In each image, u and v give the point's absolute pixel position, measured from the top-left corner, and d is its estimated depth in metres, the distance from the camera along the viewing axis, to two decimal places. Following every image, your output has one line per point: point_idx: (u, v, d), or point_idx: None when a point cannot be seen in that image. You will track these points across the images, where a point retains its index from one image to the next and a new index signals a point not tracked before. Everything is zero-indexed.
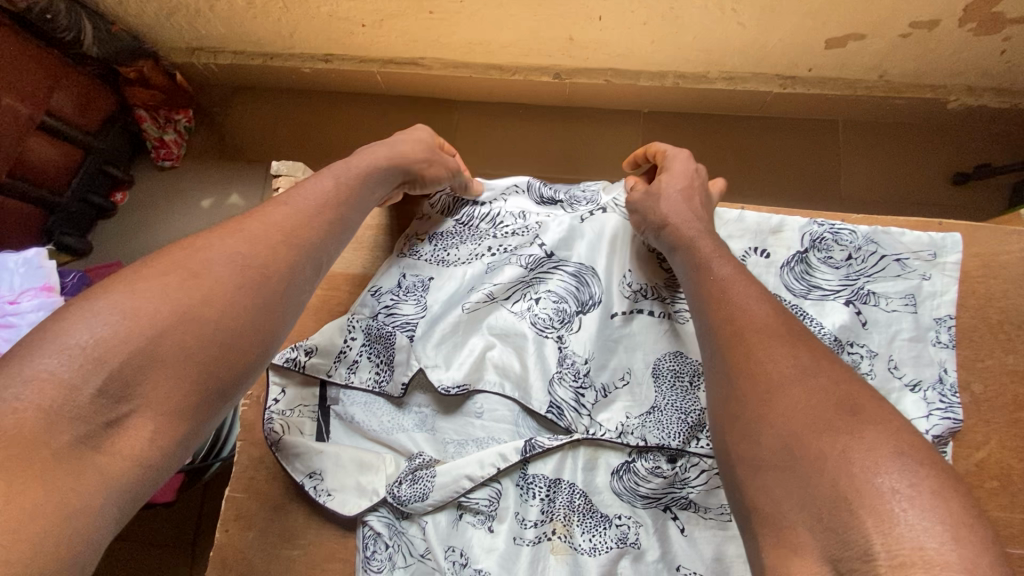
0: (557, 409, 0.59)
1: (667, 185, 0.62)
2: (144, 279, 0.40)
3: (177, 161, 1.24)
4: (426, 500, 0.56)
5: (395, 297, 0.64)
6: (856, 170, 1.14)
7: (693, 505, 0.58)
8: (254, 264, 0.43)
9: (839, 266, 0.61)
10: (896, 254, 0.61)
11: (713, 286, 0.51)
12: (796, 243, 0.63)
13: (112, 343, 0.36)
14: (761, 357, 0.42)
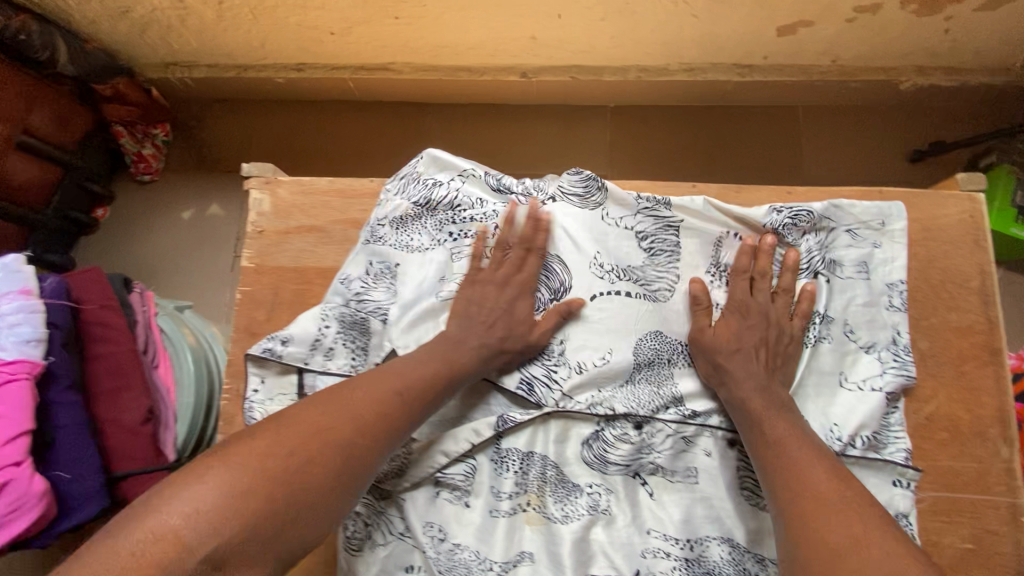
0: (528, 384, 0.61)
1: (725, 343, 0.58)
2: (252, 448, 0.45)
3: (156, 174, 1.26)
4: (405, 477, 0.59)
5: (364, 284, 0.63)
6: (817, 151, 1.18)
7: (661, 470, 0.60)
8: (344, 440, 0.48)
9: (803, 237, 0.63)
10: (847, 227, 0.63)
11: (770, 450, 0.52)
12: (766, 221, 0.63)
13: (222, 511, 0.41)
14: (822, 527, 0.45)
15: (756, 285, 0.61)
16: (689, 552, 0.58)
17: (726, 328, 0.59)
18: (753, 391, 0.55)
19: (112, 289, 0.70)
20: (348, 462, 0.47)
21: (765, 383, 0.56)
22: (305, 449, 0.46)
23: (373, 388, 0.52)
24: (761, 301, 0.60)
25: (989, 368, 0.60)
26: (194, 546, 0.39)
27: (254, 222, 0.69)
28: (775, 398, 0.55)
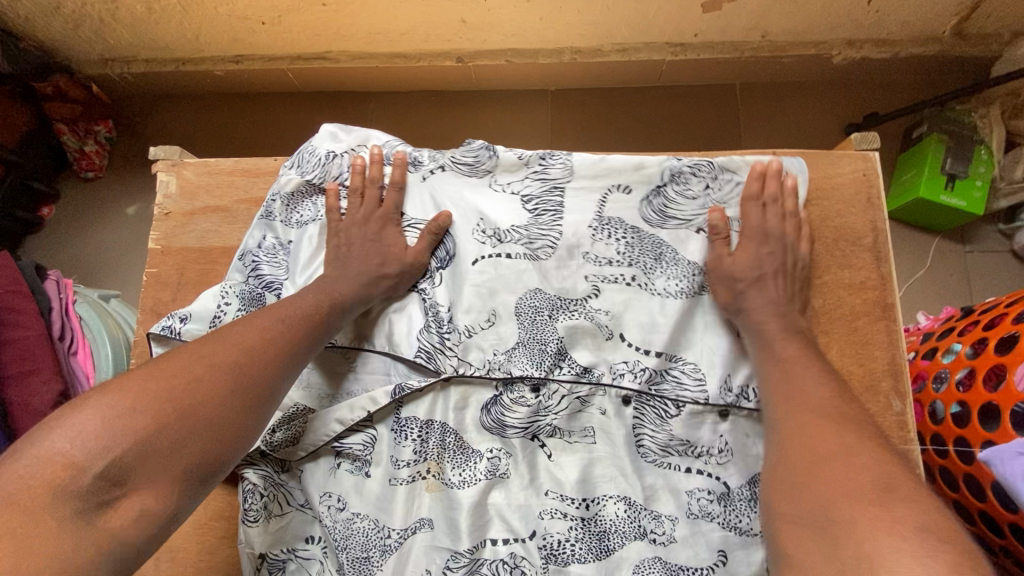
0: (426, 353, 0.61)
1: (746, 271, 0.60)
2: (144, 374, 0.44)
3: (101, 170, 1.26)
4: (301, 445, 0.60)
5: (259, 257, 0.64)
6: (755, 128, 1.19)
7: (558, 432, 0.60)
8: (243, 362, 0.48)
9: (696, 198, 0.64)
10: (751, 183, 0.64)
11: (776, 367, 0.54)
12: (656, 177, 0.64)
13: (117, 431, 0.40)
14: (813, 432, 0.47)
15: (769, 210, 0.62)
16: (585, 511, 0.58)
17: (744, 255, 0.61)
18: (770, 316, 0.58)
19: (20, 275, 0.71)
20: (246, 379, 0.48)
21: (783, 308, 0.58)
22: (195, 371, 0.45)
23: (256, 323, 0.52)
24: (774, 225, 0.62)
25: (881, 323, 0.61)
26: (90, 464, 0.38)
27: (161, 204, 0.70)
28: (792, 322, 0.57)
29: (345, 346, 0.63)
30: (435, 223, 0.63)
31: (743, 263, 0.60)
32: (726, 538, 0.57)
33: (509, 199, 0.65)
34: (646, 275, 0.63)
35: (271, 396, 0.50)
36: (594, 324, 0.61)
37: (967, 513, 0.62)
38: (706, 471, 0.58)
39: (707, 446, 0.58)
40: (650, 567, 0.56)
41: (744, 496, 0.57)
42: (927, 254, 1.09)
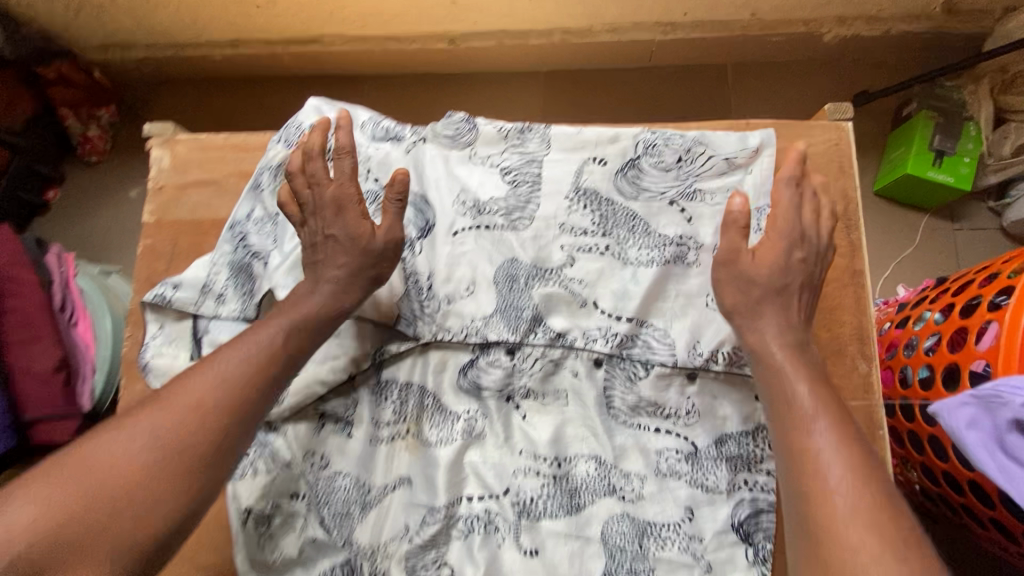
0: (405, 319, 0.64)
1: (764, 274, 0.55)
2: (61, 463, 0.42)
3: (105, 154, 1.28)
4: (284, 405, 0.61)
5: (247, 228, 0.67)
6: (748, 105, 1.18)
7: (532, 394, 0.62)
8: (174, 427, 0.45)
9: (669, 169, 0.65)
10: (724, 154, 0.64)
11: (793, 426, 0.48)
12: (630, 150, 0.65)
13: (25, 529, 0.38)
14: (846, 530, 0.41)
15: (802, 196, 0.57)
16: (557, 469, 0.61)
17: (766, 251, 0.56)
18: (795, 369, 0.51)
19: (22, 248, 0.73)
20: (176, 447, 0.44)
21: (794, 347, 0.53)
22: (129, 457, 0.42)
23: (199, 374, 0.48)
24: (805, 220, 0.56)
25: (849, 289, 0.62)
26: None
27: (155, 179, 0.72)
28: (806, 359, 0.52)
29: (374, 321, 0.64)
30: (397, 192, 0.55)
31: (760, 268, 0.55)
32: (693, 495, 0.59)
33: (488, 172, 0.67)
34: (620, 245, 0.64)
35: (208, 461, 0.45)
36: (568, 293, 0.63)
37: (933, 475, 0.63)
38: (674, 431, 0.60)
39: (676, 406, 0.60)
40: (619, 523, 0.59)
41: (710, 455, 0.59)
42: (917, 232, 1.09)
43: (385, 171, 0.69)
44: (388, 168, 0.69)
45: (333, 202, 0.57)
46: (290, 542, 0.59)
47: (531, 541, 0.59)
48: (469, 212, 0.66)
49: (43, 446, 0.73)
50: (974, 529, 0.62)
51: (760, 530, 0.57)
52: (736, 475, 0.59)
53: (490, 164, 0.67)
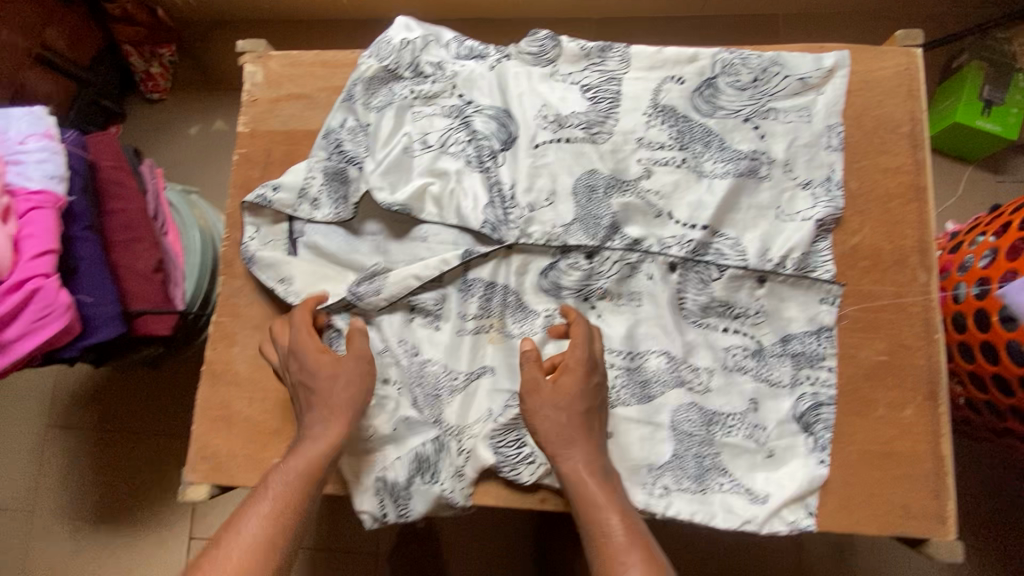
0: (491, 224, 0.67)
1: (570, 395, 0.57)
2: None
3: (165, 93, 1.31)
4: (381, 295, 0.67)
5: (342, 136, 0.72)
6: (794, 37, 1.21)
7: (609, 295, 0.67)
8: None
9: (744, 89, 0.68)
10: (799, 74, 0.67)
11: (602, 553, 0.51)
12: (708, 70, 0.69)
13: None
14: None
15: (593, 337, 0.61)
16: (630, 362, 0.65)
17: (567, 378, 0.58)
18: (608, 503, 0.54)
19: (123, 154, 0.77)
20: None
21: (600, 468, 0.56)
22: None
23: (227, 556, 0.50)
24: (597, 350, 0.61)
25: (913, 205, 0.66)
26: None
27: (248, 92, 0.77)
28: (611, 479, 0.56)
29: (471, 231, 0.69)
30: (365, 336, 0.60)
31: (564, 392, 0.57)
32: (758, 388, 0.63)
33: (570, 89, 0.71)
34: (696, 158, 0.68)
35: None
36: (644, 203, 0.67)
37: (981, 383, 0.68)
38: (742, 330, 0.64)
39: (745, 306, 0.64)
40: (688, 411, 0.64)
41: (776, 352, 0.64)
42: (958, 184, 1.12)
43: (469, 86, 0.73)
44: (474, 84, 0.72)
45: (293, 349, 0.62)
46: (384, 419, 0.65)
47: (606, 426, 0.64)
48: (549, 125, 0.70)
49: (141, 343, 0.76)
50: (1020, 433, 0.67)
51: (820, 421, 0.62)
52: (800, 371, 0.63)
53: (572, 82, 0.71)
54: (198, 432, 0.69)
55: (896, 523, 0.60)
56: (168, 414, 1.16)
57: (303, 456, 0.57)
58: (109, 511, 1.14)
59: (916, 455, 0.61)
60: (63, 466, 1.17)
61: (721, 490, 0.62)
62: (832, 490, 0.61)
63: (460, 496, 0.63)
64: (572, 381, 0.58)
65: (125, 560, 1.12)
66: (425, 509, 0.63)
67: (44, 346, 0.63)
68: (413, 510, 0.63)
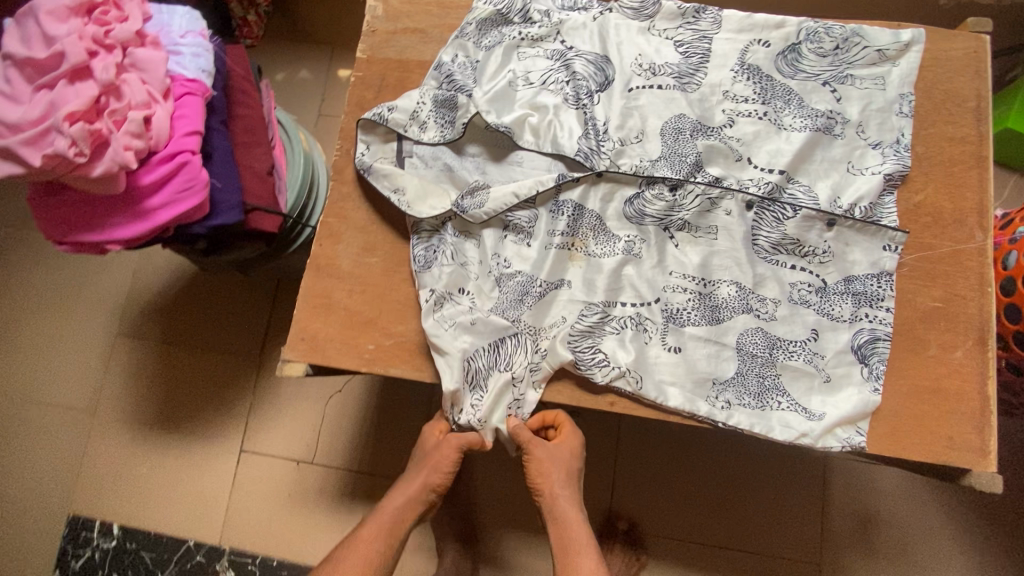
0: (584, 154, 0.74)
1: (565, 450, 0.71)
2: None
3: (257, 40, 1.38)
4: (483, 209, 0.73)
5: (453, 69, 0.78)
6: None
7: (687, 226, 0.73)
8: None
9: (826, 56, 0.75)
10: (877, 46, 0.74)
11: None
12: (793, 36, 0.75)
13: None
14: None
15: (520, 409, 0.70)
16: (702, 288, 0.71)
17: (565, 440, 0.72)
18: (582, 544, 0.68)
19: (251, 69, 0.86)
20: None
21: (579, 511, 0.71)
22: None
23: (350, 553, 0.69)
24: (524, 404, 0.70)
25: (975, 171, 0.72)
26: None
27: (369, 23, 0.84)
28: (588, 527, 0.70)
29: (567, 159, 0.75)
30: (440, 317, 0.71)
31: (559, 453, 0.71)
32: (820, 321, 0.69)
33: (664, 44, 0.78)
34: (777, 113, 0.74)
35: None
36: (727, 147, 0.74)
37: None
38: (808, 268, 0.71)
39: (814, 246, 0.70)
40: (753, 335, 0.69)
41: (838, 290, 0.70)
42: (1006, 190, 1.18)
43: (572, 32, 0.79)
44: (577, 31, 0.79)
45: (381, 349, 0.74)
46: (460, 315, 0.71)
47: (675, 341, 0.70)
48: (642, 72, 0.77)
49: (248, 238, 0.82)
50: None
51: (876, 354, 0.67)
52: (860, 309, 0.69)
53: (666, 37, 0.78)
54: (300, 316, 0.75)
55: (941, 454, 0.65)
56: (233, 331, 1.22)
57: (403, 496, 0.72)
58: (167, 420, 1.20)
59: (963, 392, 0.67)
60: (127, 375, 1.22)
61: (779, 408, 0.67)
62: (882, 418, 0.67)
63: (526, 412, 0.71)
64: (556, 466, 0.70)
65: (175, 463, 1.18)
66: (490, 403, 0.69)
67: (179, 219, 0.70)
68: (486, 412, 0.69)
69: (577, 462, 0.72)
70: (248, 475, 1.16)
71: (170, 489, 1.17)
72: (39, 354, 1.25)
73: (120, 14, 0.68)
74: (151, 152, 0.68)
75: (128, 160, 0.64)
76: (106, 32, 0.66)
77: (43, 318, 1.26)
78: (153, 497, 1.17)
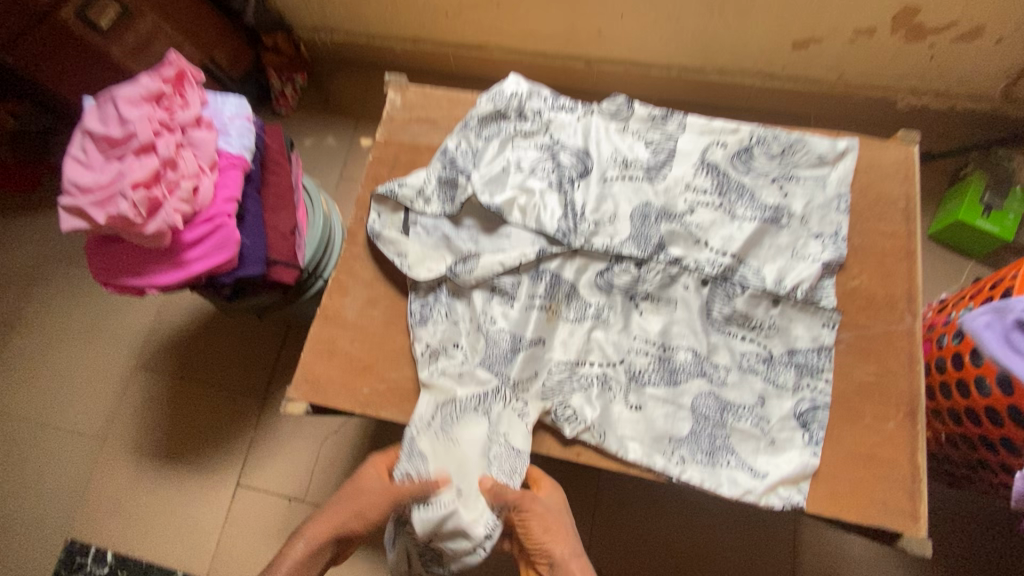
0: (563, 231, 0.85)
1: (556, 501, 0.78)
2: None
3: (290, 109, 1.55)
4: (473, 274, 0.84)
5: (456, 154, 0.91)
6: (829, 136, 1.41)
7: (650, 298, 0.83)
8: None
9: (774, 159, 0.87)
10: (817, 152, 0.87)
11: None
12: (747, 140, 0.88)
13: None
14: None
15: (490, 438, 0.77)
16: (662, 353, 0.81)
17: (552, 492, 0.79)
18: None
19: (284, 143, 1.00)
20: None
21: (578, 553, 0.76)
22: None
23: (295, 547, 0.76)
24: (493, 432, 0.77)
25: (904, 262, 0.82)
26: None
27: (389, 111, 0.99)
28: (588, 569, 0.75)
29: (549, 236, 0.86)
30: (430, 367, 0.81)
31: (551, 505, 0.78)
32: (766, 388, 0.77)
33: (637, 141, 0.91)
34: (731, 204, 0.86)
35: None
36: (687, 231, 0.85)
37: (957, 418, 0.81)
38: (756, 340, 0.80)
39: (760, 320, 0.80)
40: (705, 398, 0.78)
41: (782, 361, 0.78)
42: (962, 274, 1.28)
43: (558, 127, 0.93)
44: (563, 127, 0.93)
45: (375, 393, 0.83)
46: (450, 368, 0.81)
47: (636, 400, 0.79)
48: (616, 163, 0.90)
49: (267, 287, 0.93)
50: (989, 464, 0.78)
51: (816, 421, 0.75)
52: (801, 379, 0.77)
53: (639, 135, 0.91)
54: (306, 359, 0.85)
55: (876, 518, 0.72)
56: (240, 369, 1.31)
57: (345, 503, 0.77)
58: (170, 451, 1.27)
59: (893, 461, 0.74)
60: (137, 406, 1.31)
61: (728, 466, 0.74)
62: (822, 481, 0.73)
63: (515, 477, 0.76)
64: (557, 518, 0.76)
65: (172, 492, 1.24)
66: (462, 429, 0.78)
67: (211, 270, 0.82)
68: (456, 429, 0.78)
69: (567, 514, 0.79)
70: (240, 508, 1.22)
71: (164, 517, 1.23)
72: (60, 381, 1.34)
73: (183, 101, 0.82)
74: (195, 214, 0.80)
75: (176, 221, 0.76)
76: (170, 116, 0.80)
77: (68, 347, 1.37)
78: (147, 524, 1.23)
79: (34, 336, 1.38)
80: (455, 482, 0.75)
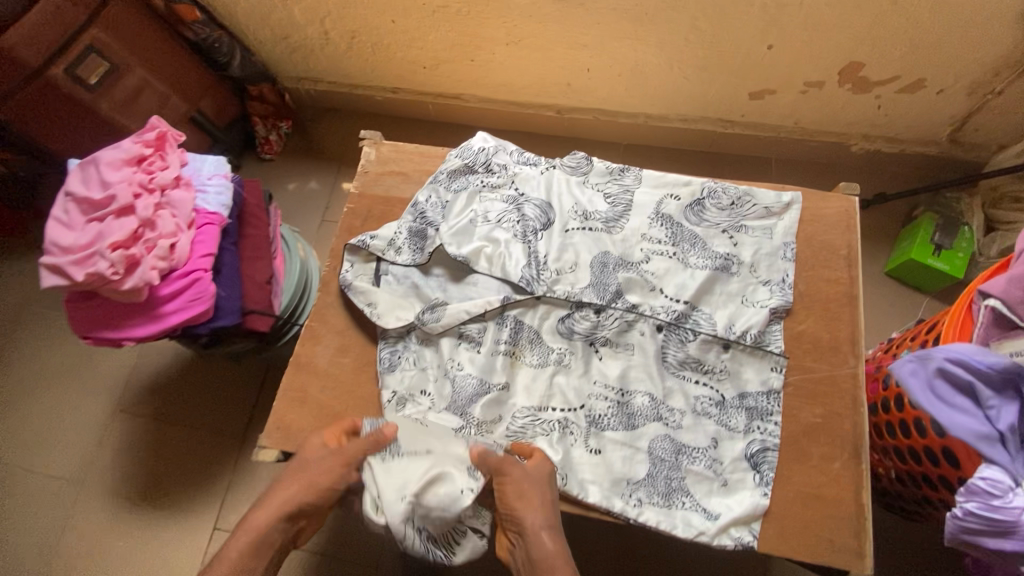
0: (526, 280, 0.90)
1: (536, 471, 0.74)
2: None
3: (275, 154, 1.61)
4: (440, 323, 0.88)
5: (425, 207, 0.96)
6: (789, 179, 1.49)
7: (609, 343, 0.87)
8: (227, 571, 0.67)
9: (724, 210, 0.93)
10: (764, 204, 0.92)
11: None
12: (698, 192, 0.94)
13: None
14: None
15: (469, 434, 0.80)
16: (620, 397, 0.84)
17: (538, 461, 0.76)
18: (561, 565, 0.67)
19: (262, 196, 1.04)
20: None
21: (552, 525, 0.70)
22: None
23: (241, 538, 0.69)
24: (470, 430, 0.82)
25: (847, 307, 0.87)
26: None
27: (363, 166, 1.05)
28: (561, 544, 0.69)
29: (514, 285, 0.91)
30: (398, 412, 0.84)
31: (532, 473, 0.74)
32: (719, 431, 0.81)
33: (596, 193, 0.96)
34: (684, 254, 0.91)
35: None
36: (643, 280, 0.89)
37: (901, 456, 0.84)
38: (709, 383, 0.84)
39: (713, 365, 0.84)
40: (662, 441, 0.81)
41: (734, 404, 0.82)
42: (918, 309, 1.34)
43: (523, 180, 0.98)
44: (527, 180, 0.98)
45: None
46: (417, 414, 0.84)
47: (596, 444, 0.82)
48: (577, 215, 0.95)
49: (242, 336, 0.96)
50: (932, 500, 0.81)
51: (766, 462, 0.79)
52: (752, 421, 0.81)
53: (598, 188, 0.97)
54: (278, 407, 0.88)
55: (824, 555, 0.75)
56: (219, 410, 1.33)
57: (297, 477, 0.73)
58: (147, 494, 1.27)
59: (839, 499, 0.77)
60: (116, 448, 1.31)
61: (683, 507, 0.77)
62: (771, 521, 0.76)
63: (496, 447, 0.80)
64: (535, 490, 0.72)
65: (147, 535, 1.24)
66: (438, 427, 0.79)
67: (187, 322, 0.85)
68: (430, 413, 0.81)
69: (552, 491, 0.74)
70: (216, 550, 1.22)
71: (139, 560, 1.23)
72: (39, 424, 1.35)
73: (163, 163, 0.87)
74: (172, 269, 0.84)
75: (152, 277, 0.80)
76: (150, 178, 0.85)
77: (49, 390, 1.38)
78: (121, 569, 1.22)
79: (16, 379, 1.39)
80: (428, 443, 0.76)
